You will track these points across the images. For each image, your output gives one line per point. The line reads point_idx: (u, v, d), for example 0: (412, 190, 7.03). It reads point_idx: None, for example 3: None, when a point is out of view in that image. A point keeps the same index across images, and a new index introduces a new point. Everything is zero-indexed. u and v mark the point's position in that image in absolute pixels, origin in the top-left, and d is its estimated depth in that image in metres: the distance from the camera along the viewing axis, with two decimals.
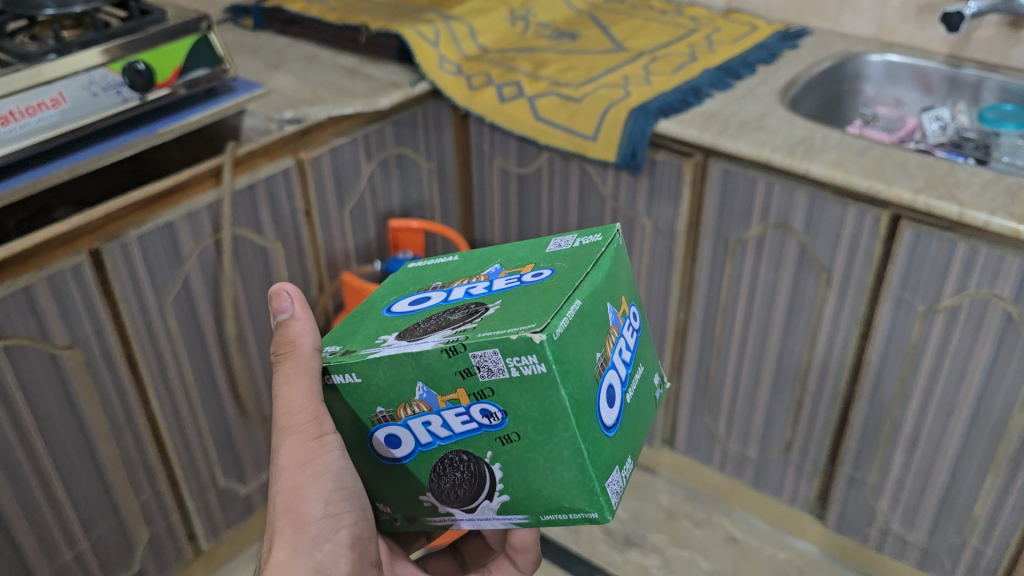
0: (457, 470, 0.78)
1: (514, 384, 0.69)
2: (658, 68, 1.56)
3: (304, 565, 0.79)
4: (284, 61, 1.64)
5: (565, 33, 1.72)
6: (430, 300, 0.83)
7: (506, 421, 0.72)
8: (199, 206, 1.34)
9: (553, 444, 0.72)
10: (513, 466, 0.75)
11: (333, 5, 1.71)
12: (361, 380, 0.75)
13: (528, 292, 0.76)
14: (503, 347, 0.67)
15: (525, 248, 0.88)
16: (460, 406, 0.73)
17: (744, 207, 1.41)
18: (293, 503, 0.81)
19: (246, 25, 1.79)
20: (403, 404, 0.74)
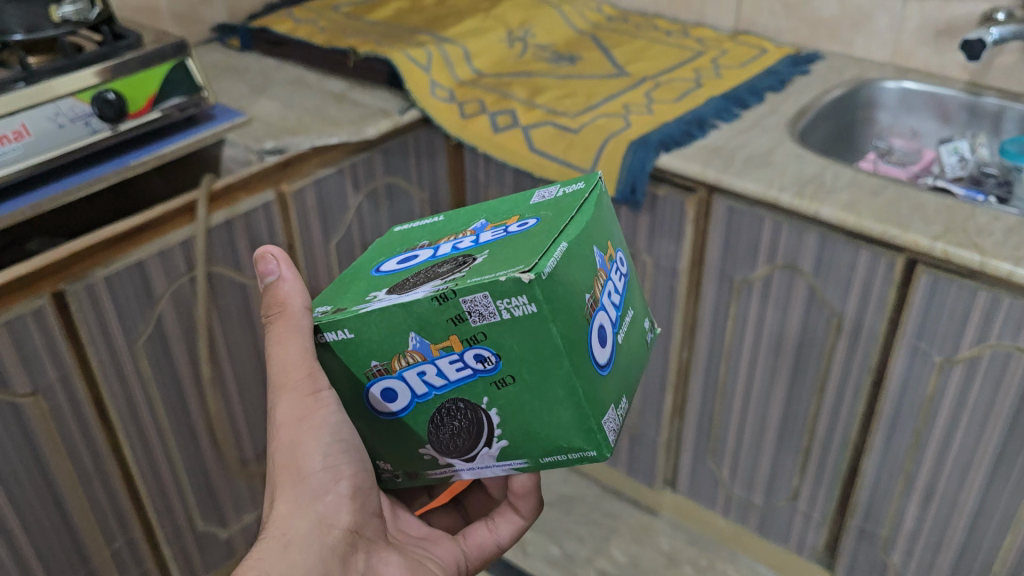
0: (454, 419, 0.76)
1: (507, 325, 0.68)
2: (661, 96, 1.48)
3: (307, 518, 0.81)
4: (270, 85, 1.56)
5: (566, 55, 1.64)
6: (415, 257, 0.79)
7: (501, 365, 0.71)
8: (173, 243, 1.26)
9: (550, 382, 0.71)
10: (510, 410, 0.74)
11: (323, 25, 1.64)
12: (353, 336, 0.73)
13: (512, 240, 0.73)
14: (492, 290, 0.66)
15: (510, 200, 0.83)
16: (456, 354, 0.71)
17: (749, 246, 1.34)
18: (294, 455, 0.82)
19: (234, 45, 1.72)
20: (398, 355, 0.72)
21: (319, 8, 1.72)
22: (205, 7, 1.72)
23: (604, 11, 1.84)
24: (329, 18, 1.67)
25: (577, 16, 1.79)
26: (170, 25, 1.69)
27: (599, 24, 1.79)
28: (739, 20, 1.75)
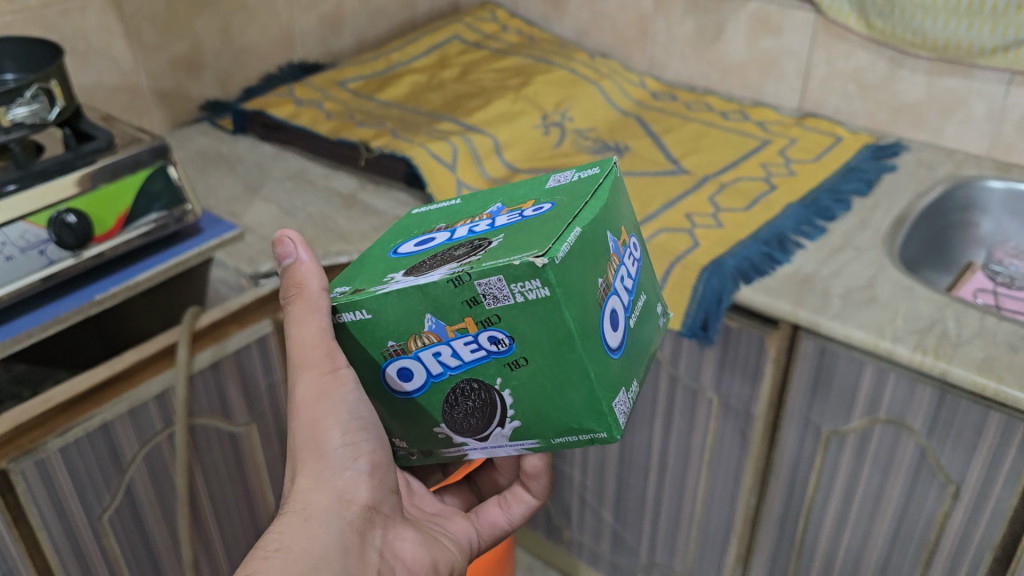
0: (468, 401, 0.66)
1: (520, 312, 0.59)
2: (728, 203, 1.25)
3: (328, 495, 0.67)
4: (267, 179, 1.33)
5: (610, 144, 1.42)
6: (428, 240, 0.70)
7: (515, 347, 0.62)
8: (147, 395, 1.02)
9: (564, 368, 0.62)
10: (526, 394, 0.65)
11: (328, 109, 1.41)
12: (369, 317, 0.64)
13: (531, 223, 0.64)
14: (506, 273, 0.57)
15: (525, 184, 0.74)
16: (472, 336, 0.62)
17: (844, 395, 1.11)
18: (311, 431, 0.68)
19: (225, 126, 1.49)
20: (412, 337, 0.63)
21: (324, 85, 1.50)
22: (193, 82, 1.50)
23: (648, 87, 1.63)
24: (336, 100, 1.44)
25: (619, 94, 1.57)
26: (152, 104, 1.46)
27: (644, 102, 1.58)
28: (804, 100, 1.55)
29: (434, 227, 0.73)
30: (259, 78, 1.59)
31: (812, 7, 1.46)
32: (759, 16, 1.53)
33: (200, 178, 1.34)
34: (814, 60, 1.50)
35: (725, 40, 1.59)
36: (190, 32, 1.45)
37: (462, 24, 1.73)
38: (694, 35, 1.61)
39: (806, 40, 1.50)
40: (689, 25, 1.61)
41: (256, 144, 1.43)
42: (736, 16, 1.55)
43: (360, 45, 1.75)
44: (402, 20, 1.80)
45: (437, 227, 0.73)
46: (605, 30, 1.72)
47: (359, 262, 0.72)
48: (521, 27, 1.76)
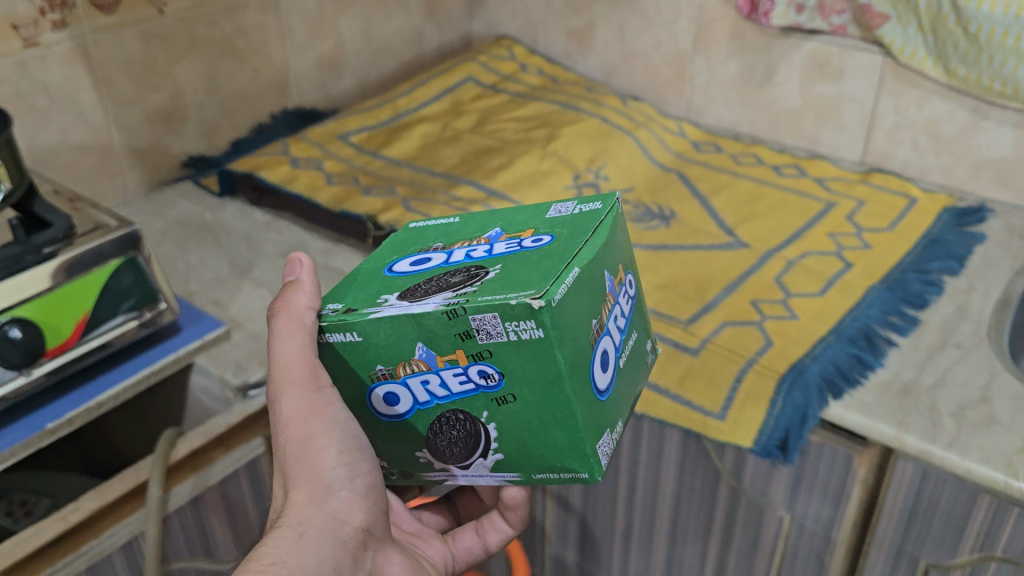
0: (452, 433, 0.60)
1: (511, 348, 0.53)
2: (800, 288, 1.07)
3: (323, 514, 0.61)
4: (259, 256, 1.14)
5: (655, 210, 1.23)
6: (422, 261, 0.62)
7: (504, 383, 0.56)
8: (110, 547, 0.82)
9: (551, 408, 0.56)
10: (512, 430, 0.58)
11: (328, 171, 1.23)
12: (358, 340, 0.57)
13: (532, 253, 0.58)
14: (501, 311, 0.51)
15: (529, 209, 0.67)
16: (459, 366, 0.56)
17: (949, 526, 0.92)
18: (301, 449, 0.61)
19: (210, 186, 1.30)
20: (400, 363, 0.57)
21: (324, 139, 1.31)
22: (174, 137, 1.31)
23: (688, 136, 1.45)
24: (337, 159, 1.26)
25: (657, 145, 1.39)
26: (126, 164, 1.27)
27: (684, 154, 1.40)
28: (867, 152, 1.37)
29: (429, 245, 0.66)
30: (249, 129, 1.41)
31: (880, 48, 1.28)
32: (816, 57, 1.35)
33: (180, 255, 1.15)
34: (881, 108, 1.32)
35: (775, 84, 1.41)
36: (169, 80, 1.27)
37: (476, 63, 1.55)
38: (738, 77, 1.43)
39: (871, 85, 1.32)
40: (734, 66, 1.43)
41: (246, 210, 1.24)
42: (789, 57, 1.37)
43: (363, 87, 1.56)
44: (408, 58, 1.61)
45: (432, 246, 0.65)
46: (636, 69, 1.54)
47: (347, 279, 0.64)
48: (542, 66, 1.58)
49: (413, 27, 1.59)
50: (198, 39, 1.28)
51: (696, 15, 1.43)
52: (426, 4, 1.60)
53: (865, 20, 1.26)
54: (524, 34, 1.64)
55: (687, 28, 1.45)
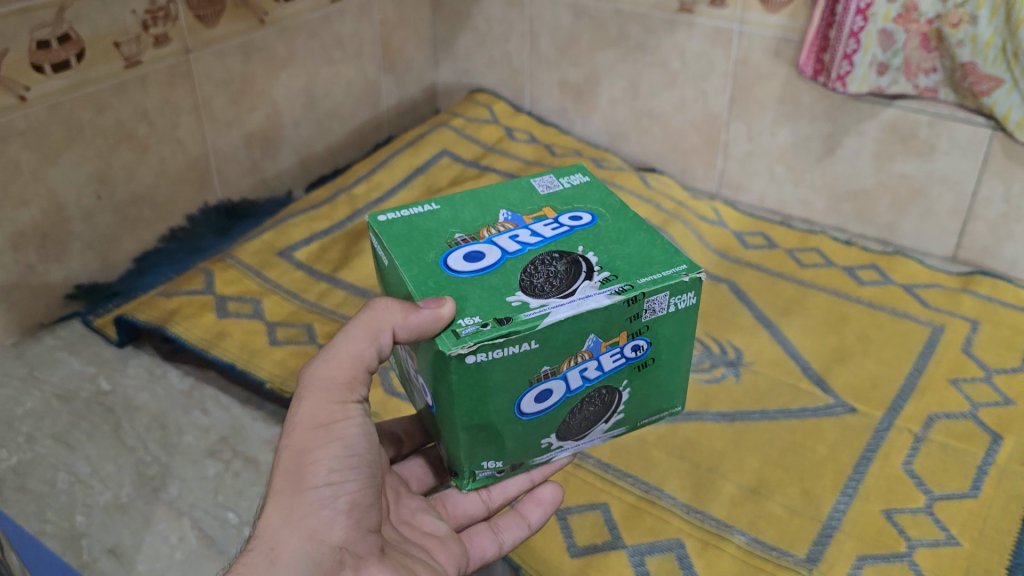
0: (589, 406, 0.59)
1: (668, 322, 0.58)
2: (943, 484, 0.79)
3: (297, 536, 0.53)
4: (179, 458, 0.80)
5: (716, 352, 0.93)
6: (489, 255, 0.58)
7: (650, 351, 0.59)
8: None
9: (676, 361, 0.61)
10: (638, 393, 0.61)
11: (269, 319, 0.88)
12: (533, 348, 0.53)
13: (606, 229, 0.61)
14: (673, 287, 0.55)
15: (503, 187, 0.66)
16: (620, 347, 0.57)
17: None
18: (293, 460, 0.55)
19: (107, 330, 0.94)
20: (569, 358, 0.55)
21: (260, 262, 0.96)
22: (54, 263, 0.94)
23: (730, 225, 1.14)
24: (281, 293, 0.92)
25: (696, 244, 1.09)
26: None
27: (729, 253, 1.09)
28: (960, 247, 1.09)
29: (456, 233, 0.61)
30: (159, 238, 1.05)
31: (987, 119, 0.99)
32: (897, 127, 1.05)
33: (63, 462, 0.79)
34: (984, 194, 1.04)
35: (839, 157, 1.11)
36: (42, 189, 0.90)
37: (448, 129, 1.22)
38: (790, 149, 1.13)
39: (972, 163, 1.03)
40: (783, 134, 1.13)
41: (158, 372, 0.89)
42: (860, 126, 1.07)
43: (306, 165, 1.22)
44: (361, 122, 1.28)
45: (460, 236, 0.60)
46: (652, 134, 1.23)
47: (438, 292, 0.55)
48: (531, 129, 1.26)
49: (365, 83, 1.26)
50: (81, 129, 0.92)
51: (734, 70, 1.12)
52: (381, 54, 1.27)
53: (966, 85, 0.97)
54: (504, 86, 1.32)
55: (720, 86, 1.14)
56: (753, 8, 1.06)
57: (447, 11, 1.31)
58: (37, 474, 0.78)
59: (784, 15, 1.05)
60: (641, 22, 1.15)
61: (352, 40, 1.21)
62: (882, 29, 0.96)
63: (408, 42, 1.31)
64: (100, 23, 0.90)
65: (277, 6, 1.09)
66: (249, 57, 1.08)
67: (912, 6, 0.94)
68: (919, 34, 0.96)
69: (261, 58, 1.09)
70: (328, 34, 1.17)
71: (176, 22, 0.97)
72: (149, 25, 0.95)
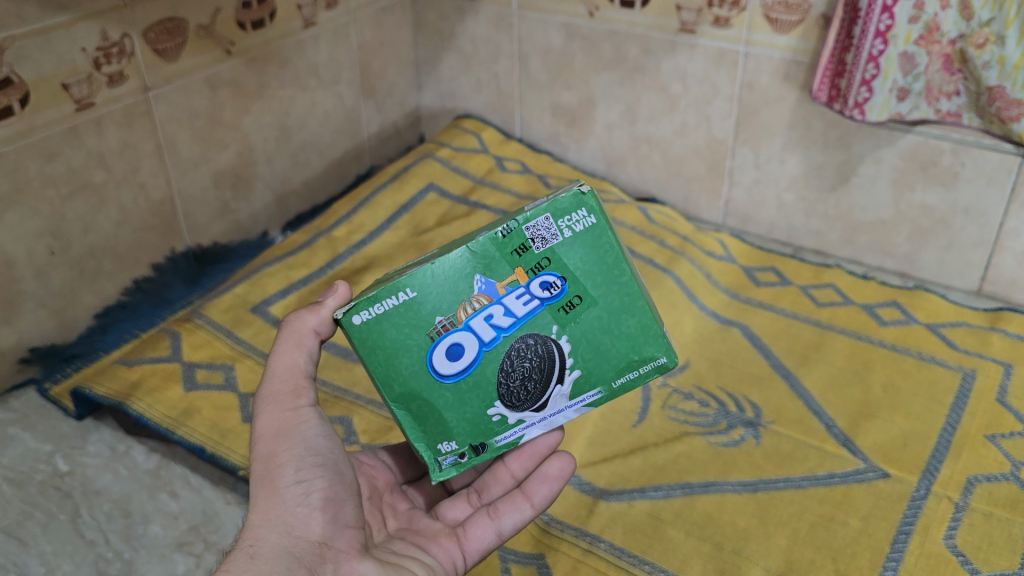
0: (527, 362, 0.54)
1: (571, 248, 0.54)
2: (991, 562, 0.71)
3: (277, 534, 0.48)
4: (143, 553, 0.71)
5: (732, 410, 0.86)
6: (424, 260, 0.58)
7: (569, 286, 0.54)
8: None
9: (615, 297, 0.55)
10: (584, 341, 0.55)
11: (242, 391, 0.83)
12: (412, 296, 0.53)
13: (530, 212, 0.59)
14: (551, 206, 0.54)
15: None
16: (523, 286, 0.54)
17: None
18: (261, 468, 0.51)
19: (64, 400, 0.85)
20: (462, 304, 0.53)
21: (232, 319, 0.90)
22: (5, 326, 0.86)
23: (739, 260, 1.07)
24: (256, 356, 0.86)
25: (703, 283, 1.02)
26: None
27: (740, 292, 1.02)
28: (986, 280, 1.01)
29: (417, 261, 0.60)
30: (122, 290, 0.96)
31: (1016, 147, 0.92)
32: (917, 154, 0.97)
33: (12, 561, 0.70)
34: (1012, 225, 0.96)
35: (854, 186, 1.03)
36: None
37: (435, 160, 1.13)
38: (801, 176, 1.06)
39: (999, 194, 0.95)
40: (793, 161, 1.05)
41: (121, 449, 0.81)
42: (877, 154, 1.00)
43: (282, 201, 1.14)
44: (340, 152, 1.20)
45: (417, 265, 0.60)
46: (651, 161, 1.15)
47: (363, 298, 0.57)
48: (523, 158, 1.18)
49: (344, 111, 1.18)
50: (29, 180, 0.83)
51: (739, 94, 1.04)
52: (360, 79, 1.18)
53: (992, 110, 0.88)
54: (492, 110, 1.25)
55: (725, 111, 1.06)
56: (760, 29, 0.99)
57: (429, 31, 1.23)
58: None
59: (794, 35, 0.97)
60: (638, 43, 1.07)
61: (329, 67, 1.13)
62: (904, 52, 0.87)
63: (390, 65, 1.23)
64: (44, 64, 0.82)
65: (244, 35, 1.00)
66: (216, 91, 0.99)
67: (934, 26, 0.86)
68: (940, 56, 0.88)
69: (229, 91, 1.01)
70: (303, 62, 1.09)
71: (132, 57, 0.89)
72: (102, 63, 0.86)
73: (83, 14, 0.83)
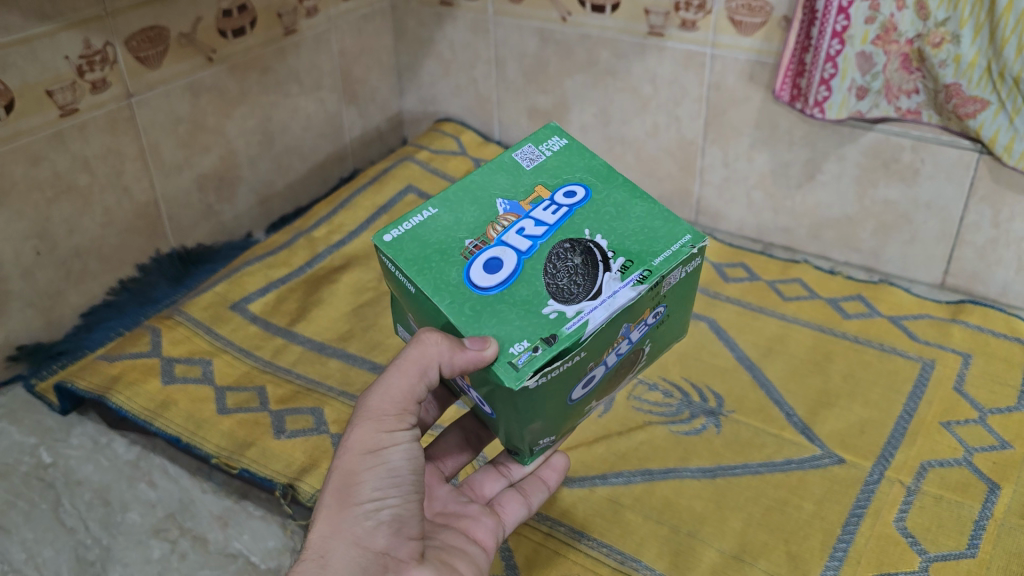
0: (620, 369, 0.61)
1: (678, 288, 0.59)
2: (938, 543, 0.73)
3: (344, 544, 0.51)
4: (121, 539, 0.74)
5: (695, 400, 0.89)
6: (505, 260, 0.56)
7: (666, 309, 0.60)
8: None
9: (684, 306, 0.63)
10: (657, 344, 0.63)
11: (218, 383, 0.86)
12: (580, 355, 0.54)
13: (603, 203, 0.59)
14: (683, 259, 0.57)
15: (489, 171, 0.61)
16: (644, 320, 0.58)
17: None
18: (340, 480, 0.52)
19: (49, 395, 0.88)
20: (606, 348, 0.56)
21: (211, 317, 0.93)
22: None
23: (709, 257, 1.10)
24: (233, 351, 0.89)
25: None
26: None
27: (709, 287, 1.05)
28: (950, 273, 1.03)
29: (476, 239, 0.58)
30: (107, 290, 0.99)
31: (973, 142, 0.94)
32: (878, 151, 1.00)
33: None
34: (971, 219, 0.99)
35: (819, 183, 1.06)
36: None
37: (414, 163, 1.16)
38: (769, 174, 1.08)
39: (958, 189, 0.98)
40: (761, 160, 1.08)
41: (103, 441, 0.84)
42: (840, 151, 1.02)
43: (266, 204, 1.17)
44: (324, 156, 1.23)
45: (475, 243, 0.57)
46: (625, 160, 1.18)
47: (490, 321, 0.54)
48: None
49: (326, 117, 1.21)
50: (14, 184, 0.87)
51: (707, 96, 1.07)
52: (341, 85, 1.22)
53: (950, 108, 0.91)
54: (471, 114, 1.28)
55: (694, 112, 1.09)
56: (725, 32, 1.01)
57: (409, 38, 1.27)
58: None
59: (757, 37, 1.00)
60: (609, 47, 1.10)
61: (310, 73, 1.16)
62: (861, 52, 0.90)
63: (372, 71, 1.26)
64: (29, 72, 0.85)
65: (225, 42, 1.03)
66: (198, 97, 1.02)
67: (891, 26, 0.89)
68: (898, 55, 0.91)
69: (211, 97, 1.04)
70: (284, 68, 1.12)
71: (114, 65, 0.92)
72: (85, 71, 0.90)
73: (66, 23, 0.87)
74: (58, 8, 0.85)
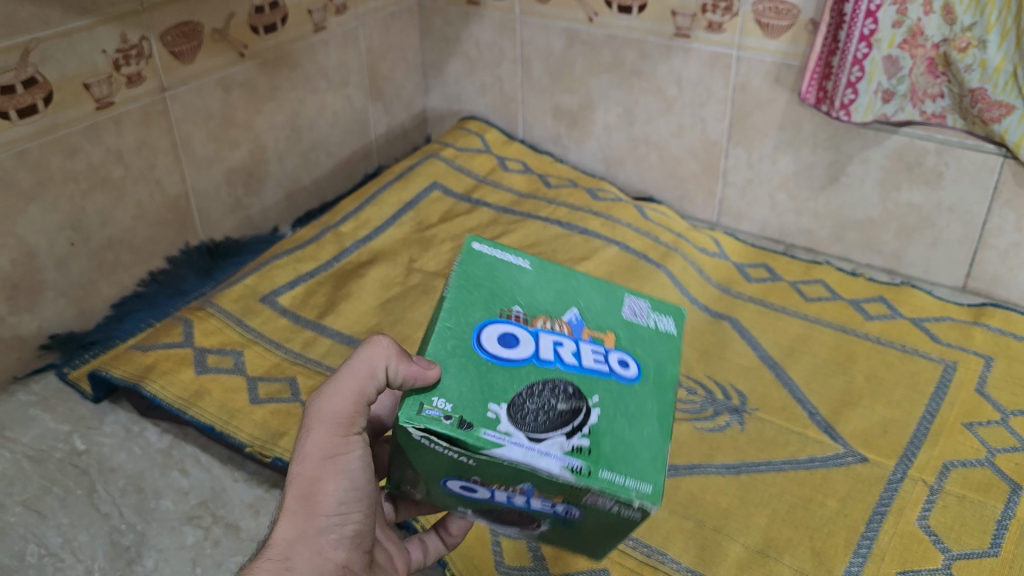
0: (512, 518, 0.53)
1: (600, 508, 0.48)
2: (962, 541, 0.74)
3: (309, 550, 0.47)
4: (155, 525, 0.75)
5: (718, 398, 0.90)
6: (522, 344, 0.49)
7: (583, 515, 0.49)
8: None
9: (615, 528, 0.51)
10: (571, 535, 0.55)
11: (250, 374, 0.87)
12: (471, 463, 0.45)
13: (633, 394, 0.50)
14: (621, 495, 0.45)
15: (595, 285, 0.55)
16: (550, 501, 0.48)
17: None
18: (301, 486, 0.49)
19: (82, 383, 0.89)
20: (497, 482, 0.46)
21: (242, 308, 0.94)
22: (27, 313, 0.90)
23: (731, 257, 1.11)
24: (263, 343, 0.91)
25: (695, 278, 1.05)
26: None
27: (730, 286, 1.06)
28: (971, 276, 1.04)
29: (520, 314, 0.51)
30: (137, 281, 1.01)
31: (997, 147, 0.94)
32: (903, 154, 1.00)
33: (31, 532, 0.74)
34: (995, 223, 0.99)
35: (843, 185, 1.06)
36: (10, 239, 0.86)
37: (439, 160, 1.18)
38: (792, 176, 1.09)
39: (982, 193, 0.98)
40: (784, 162, 1.09)
41: (136, 430, 0.85)
42: (864, 154, 1.03)
43: (292, 198, 1.18)
44: (349, 152, 1.24)
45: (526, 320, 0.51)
46: (649, 160, 1.19)
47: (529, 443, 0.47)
48: (525, 158, 1.23)
49: (352, 113, 1.22)
50: (51, 175, 0.88)
51: (732, 97, 1.08)
52: (368, 82, 1.23)
53: (975, 112, 0.92)
54: (495, 113, 1.29)
55: (719, 112, 1.10)
56: (752, 34, 1.02)
57: (436, 36, 1.28)
58: (4, 545, 0.73)
59: (784, 39, 1.01)
60: (635, 47, 1.11)
61: (338, 70, 1.17)
62: (888, 55, 0.91)
63: (397, 69, 1.27)
64: (67, 65, 0.86)
65: (257, 38, 1.05)
66: (229, 92, 1.04)
67: (918, 30, 0.89)
68: (925, 59, 0.92)
69: (242, 92, 1.05)
70: (313, 65, 1.13)
71: (150, 59, 0.94)
72: (121, 65, 0.91)
73: (104, 18, 0.88)
74: (97, 3, 0.87)
